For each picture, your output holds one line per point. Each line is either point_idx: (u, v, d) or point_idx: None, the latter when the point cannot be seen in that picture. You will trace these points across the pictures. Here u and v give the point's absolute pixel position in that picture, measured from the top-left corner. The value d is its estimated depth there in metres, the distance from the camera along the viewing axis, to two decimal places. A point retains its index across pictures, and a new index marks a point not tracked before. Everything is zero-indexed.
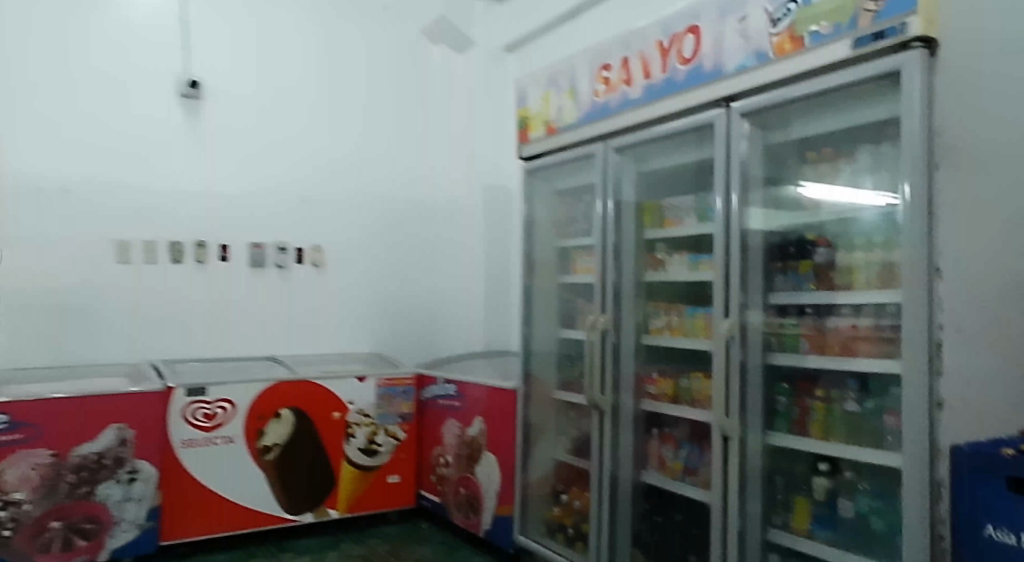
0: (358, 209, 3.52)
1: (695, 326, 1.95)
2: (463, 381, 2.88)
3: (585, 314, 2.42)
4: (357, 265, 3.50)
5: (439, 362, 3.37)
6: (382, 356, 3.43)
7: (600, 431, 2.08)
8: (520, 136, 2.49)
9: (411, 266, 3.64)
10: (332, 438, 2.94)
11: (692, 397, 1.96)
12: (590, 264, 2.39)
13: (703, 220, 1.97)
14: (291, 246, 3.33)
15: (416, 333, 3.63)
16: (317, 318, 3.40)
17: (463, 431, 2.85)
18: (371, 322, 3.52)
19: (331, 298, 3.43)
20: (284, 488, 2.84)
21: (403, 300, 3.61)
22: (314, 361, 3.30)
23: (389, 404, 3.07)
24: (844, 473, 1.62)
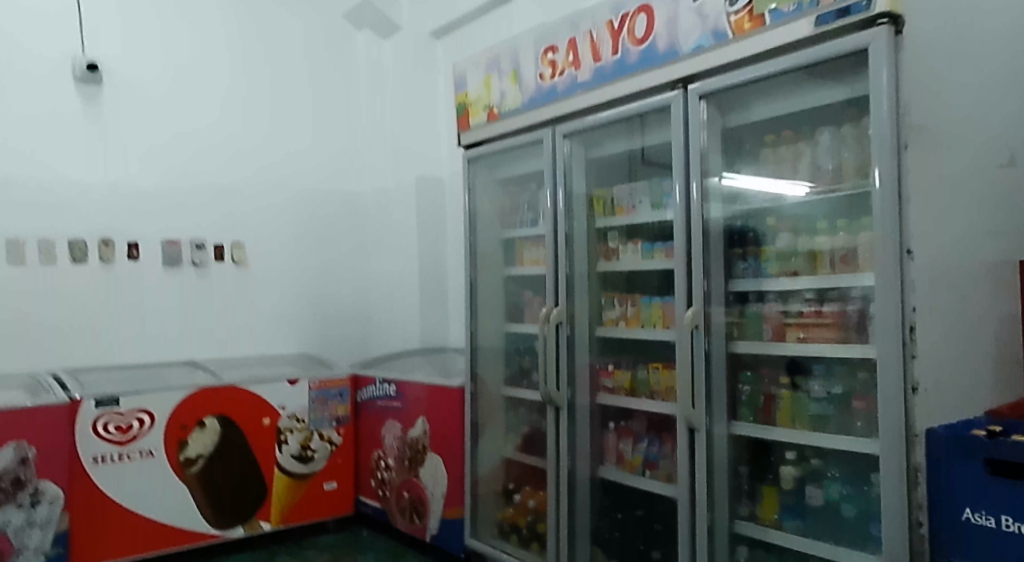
0: (281, 202, 3.30)
1: (652, 316, 1.91)
2: (402, 381, 2.75)
3: (533, 307, 2.34)
4: (282, 261, 3.29)
5: (374, 361, 3.22)
6: (313, 357, 3.25)
7: (556, 427, 2.01)
8: (459, 122, 2.36)
9: (341, 261, 3.46)
10: (262, 446, 2.75)
11: (650, 388, 1.91)
12: (537, 254, 2.30)
13: (658, 206, 1.92)
14: (209, 242, 3.10)
15: (348, 332, 3.46)
16: (240, 318, 3.18)
17: (405, 433, 2.72)
18: (299, 321, 3.33)
19: (255, 297, 3.22)
20: (211, 502, 2.63)
21: (334, 297, 3.43)
22: (239, 365, 3.09)
23: (323, 407, 2.90)
24: (810, 460, 1.60)
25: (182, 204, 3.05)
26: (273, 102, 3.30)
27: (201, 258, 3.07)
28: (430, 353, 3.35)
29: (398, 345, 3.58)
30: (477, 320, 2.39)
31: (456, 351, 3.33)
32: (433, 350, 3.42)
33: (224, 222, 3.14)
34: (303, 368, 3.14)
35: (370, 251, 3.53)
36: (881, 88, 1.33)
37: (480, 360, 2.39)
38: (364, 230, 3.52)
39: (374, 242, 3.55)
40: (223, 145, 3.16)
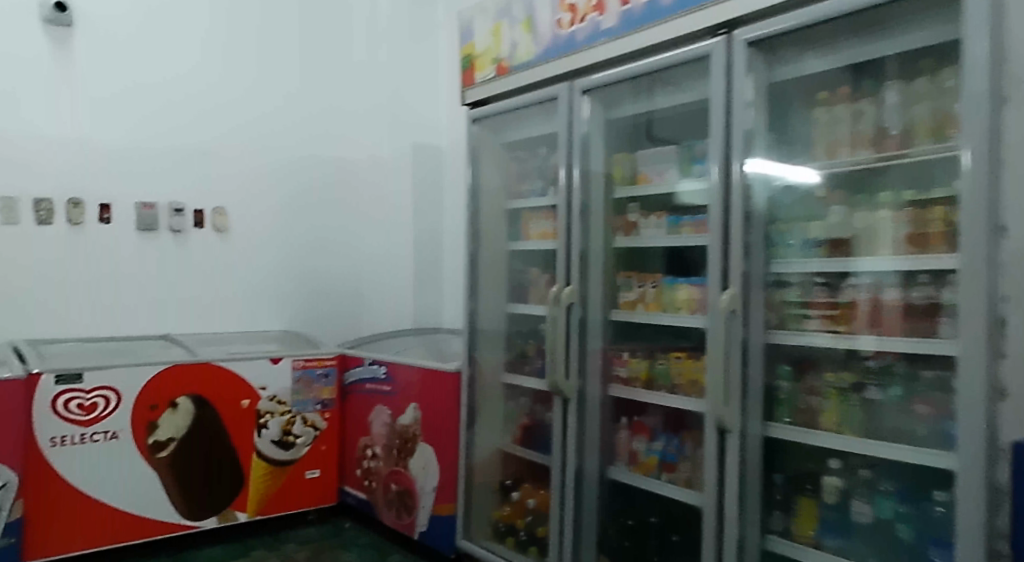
0: (269, 167, 3.07)
1: (676, 300, 1.68)
2: (394, 363, 2.53)
3: (539, 286, 2.11)
4: (269, 231, 3.06)
5: (364, 341, 3.00)
6: (300, 335, 3.03)
7: (563, 420, 1.80)
8: (464, 77, 2.12)
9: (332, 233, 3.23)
10: (239, 430, 2.53)
11: (671, 381, 1.69)
12: (546, 228, 2.07)
13: (687, 175, 1.69)
14: (189, 208, 2.87)
15: (338, 308, 3.24)
16: (222, 291, 2.95)
17: (394, 420, 2.51)
18: (286, 296, 3.11)
19: (239, 268, 2.99)
20: (182, 490, 2.42)
21: (324, 271, 3.20)
22: (219, 343, 2.86)
23: (307, 389, 2.68)
24: (859, 470, 1.36)
25: (158, 165, 2.81)
26: (262, 58, 3.05)
27: (180, 224, 2.84)
28: (425, 334, 3.13)
29: (392, 324, 3.35)
30: (479, 300, 2.16)
31: (452, 333, 3.11)
32: (428, 330, 3.19)
33: (205, 187, 2.91)
34: (287, 347, 2.91)
35: (363, 223, 3.30)
36: (979, 30, 1.09)
37: (480, 343, 2.16)
38: (358, 200, 3.29)
39: (368, 214, 3.31)
40: (204, 104, 2.91)
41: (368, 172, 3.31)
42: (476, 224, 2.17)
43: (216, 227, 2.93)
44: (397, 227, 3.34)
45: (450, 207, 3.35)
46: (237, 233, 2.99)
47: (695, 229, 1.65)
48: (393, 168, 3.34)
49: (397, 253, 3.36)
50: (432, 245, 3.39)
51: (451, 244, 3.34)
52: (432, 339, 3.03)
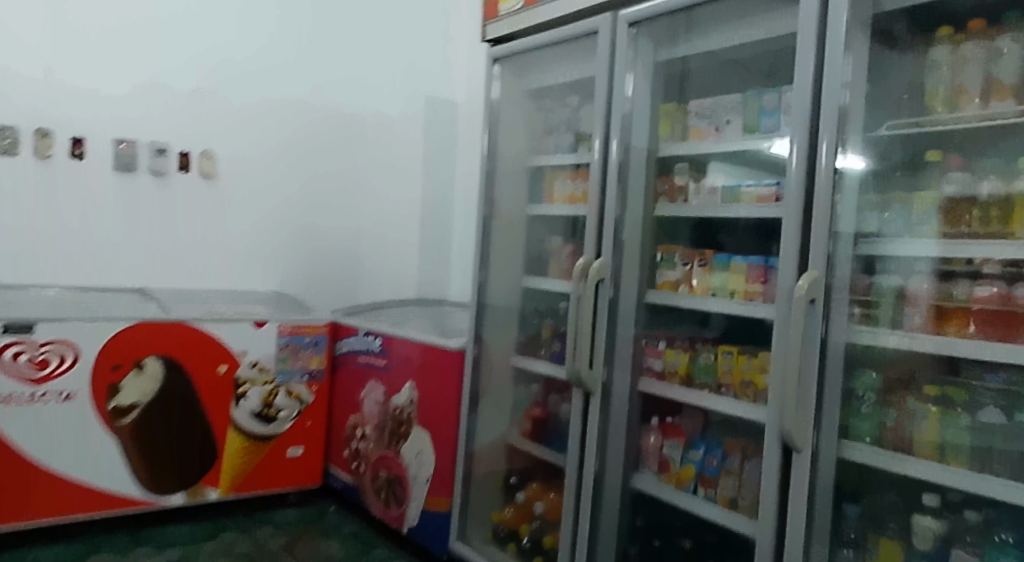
0: (267, 112, 2.77)
1: (730, 284, 1.39)
2: (391, 336, 2.26)
3: (562, 259, 1.82)
4: (262, 182, 2.78)
5: (360, 309, 2.73)
6: (291, 299, 2.75)
7: (583, 416, 1.52)
8: (487, 9, 1.81)
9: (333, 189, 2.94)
10: (213, 399, 2.27)
11: (718, 381, 1.41)
12: (574, 190, 1.77)
13: (752, 132, 1.38)
14: (173, 149, 2.59)
15: (334, 272, 2.96)
16: (206, 244, 2.68)
17: (388, 399, 2.26)
18: (277, 255, 2.83)
19: (226, 221, 2.71)
20: (146, 462, 2.16)
21: (321, 229, 2.92)
22: (200, 303, 2.59)
23: (294, 358, 2.41)
24: (965, 513, 1.08)
25: (139, 100, 2.52)
26: None
27: (162, 166, 2.56)
28: (427, 307, 2.85)
29: (392, 294, 3.07)
30: (491, 269, 1.87)
31: (458, 306, 2.84)
32: (431, 302, 2.92)
33: (192, 129, 2.62)
34: (276, 311, 2.64)
35: (367, 179, 3.00)
36: None
37: (491, 318, 1.87)
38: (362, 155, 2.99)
39: (372, 170, 3.01)
40: (193, 36, 2.61)
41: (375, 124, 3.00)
42: (495, 180, 1.86)
43: (203, 171, 2.65)
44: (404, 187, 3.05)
45: (463, 168, 3.05)
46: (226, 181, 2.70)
47: (757, 196, 1.34)
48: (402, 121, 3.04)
49: (402, 216, 3.06)
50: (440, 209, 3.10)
51: (462, 210, 3.05)
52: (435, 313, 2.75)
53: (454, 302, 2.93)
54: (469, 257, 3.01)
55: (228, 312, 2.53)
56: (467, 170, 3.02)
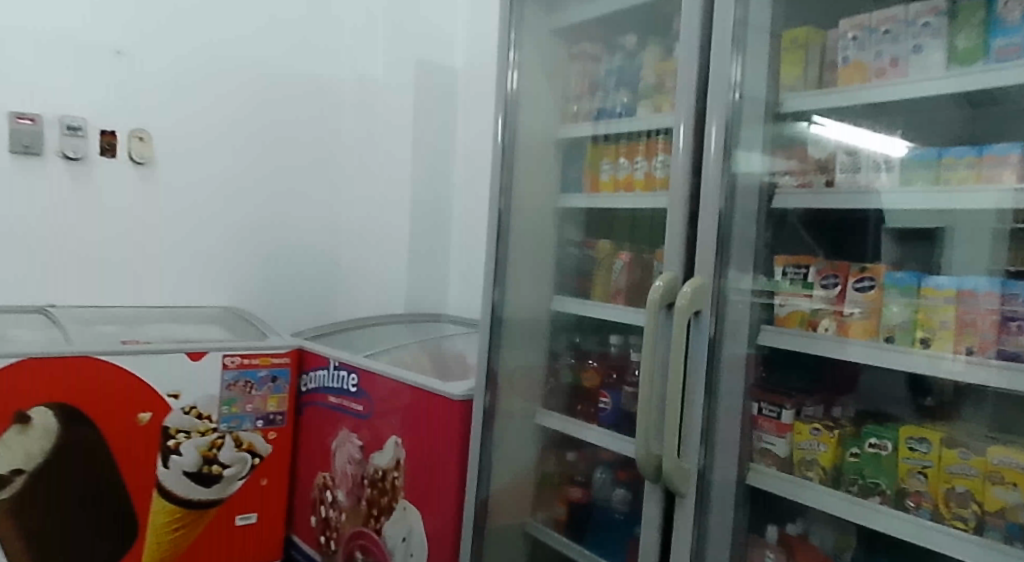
0: (220, 82, 2.20)
1: (920, 324, 0.96)
2: (369, 373, 1.71)
3: (613, 273, 1.26)
4: (213, 171, 2.21)
5: (332, 330, 2.18)
6: (248, 316, 2.18)
7: (661, 530, 0.97)
8: None
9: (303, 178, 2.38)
10: (133, 458, 1.71)
11: (900, 484, 0.96)
12: (632, 173, 1.21)
13: (967, 64, 0.90)
14: (92, 127, 2.02)
15: (303, 281, 2.40)
16: (137, 248, 2.11)
17: (365, 458, 1.70)
18: (232, 262, 2.26)
19: (162, 219, 2.14)
20: (35, 546, 1.60)
21: (289, 228, 2.36)
22: (126, 325, 2.01)
23: (245, 399, 1.86)
24: None
25: (45, 63, 1.95)
26: None
27: (77, 148, 1.99)
28: (420, 326, 2.30)
29: (376, 308, 2.51)
30: (510, 287, 1.30)
31: (460, 324, 2.30)
32: (424, 318, 2.38)
33: (118, 101, 2.05)
34: (227, 335, 2.08)
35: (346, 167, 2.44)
36: None
37: (512, 359, 1.31)
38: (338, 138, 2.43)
39: (352, 157, 2.45)
40: None
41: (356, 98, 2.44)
42: (515, 159, 1.28)
43: (132, 156, 2.08)
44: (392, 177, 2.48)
45: (465, 154, 2.51)
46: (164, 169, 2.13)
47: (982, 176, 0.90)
48: (391, 95, 2.48)
49: (389, 212, 2.50)
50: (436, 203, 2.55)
51: (465, 205, 2.50)
52: (429, 335, 2.20)
53: (453, 318, 2.39)
54: (473, 261, 2.46)
55: (162, 338, 1.97)
56: (472, 157, 2.48)
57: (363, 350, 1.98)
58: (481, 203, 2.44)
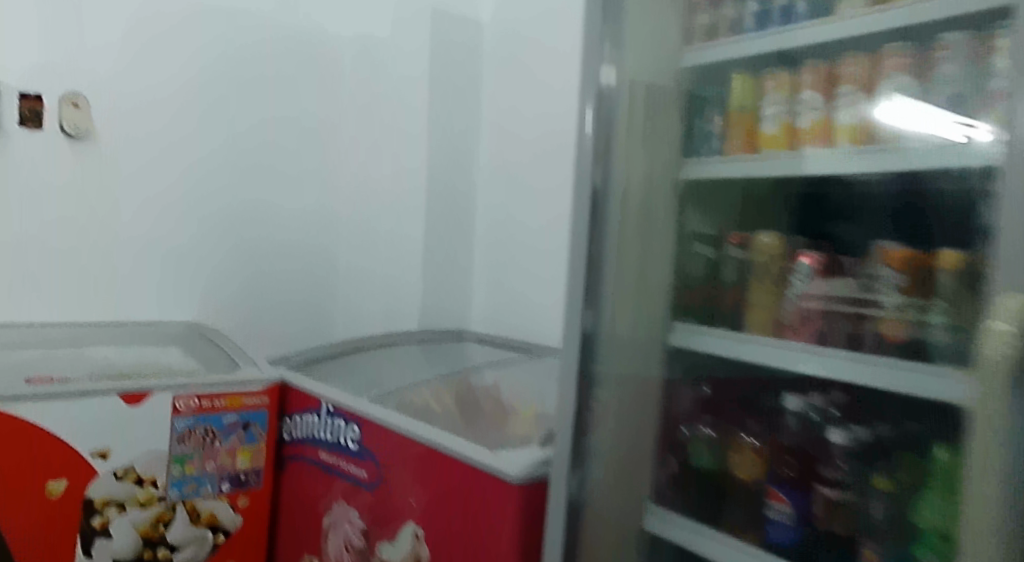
0: (182, 32, 1.70)
1: None
2: (372, 424, 1.20)
3: (788, 288, 0.87)
4: (175, 148, 1.71)
5: (328, 356, 1.69)
6: (216, 338, 1.68)
7: None
8: None
9: (291, 159, 1.89)
10: (42, 544, 1.23)
11: None
12: (828, 114, 0.83)
13: None
14: (9, 88, 1.51)
15: (291, 290, 1.90)
16: (71, 250, 1.61)
17: (369, 547, 1.19)
18: (207, 269, 1.77)
19: (107, 210, 1.64)
20: None
21: (272, 223, 1.87)
22: (55, 351, 1.52)
23: (203, 456, 1.36)
24: None
25: None
26: None
27: None
28: (438, 348, 1.81)
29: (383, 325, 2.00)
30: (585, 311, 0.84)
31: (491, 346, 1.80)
32: (444, 338, 1.88)
33: (41, 54, 1.54)
34: (187, 363, 1.58)
35: (347, 144, 1.95)
36: None
37: (594, 425, 0.85)
38: (339, 110, 1.95)
39: (354, 133, 1.96)
40: None
41: (358, 62, 1.95)
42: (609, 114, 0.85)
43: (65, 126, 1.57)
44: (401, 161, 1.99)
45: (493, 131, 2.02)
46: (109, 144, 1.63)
47: None
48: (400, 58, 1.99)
49: (398, 205, 2.00)
50: (457, 193, 2.06)
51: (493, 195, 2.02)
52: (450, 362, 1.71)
53: (481, 336, 1.89)
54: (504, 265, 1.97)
55: (97, 370, 1.47)
56: (503, 134, 1.99)
57: (364, 389, 1.49)
58: (515, 191, 1.95)
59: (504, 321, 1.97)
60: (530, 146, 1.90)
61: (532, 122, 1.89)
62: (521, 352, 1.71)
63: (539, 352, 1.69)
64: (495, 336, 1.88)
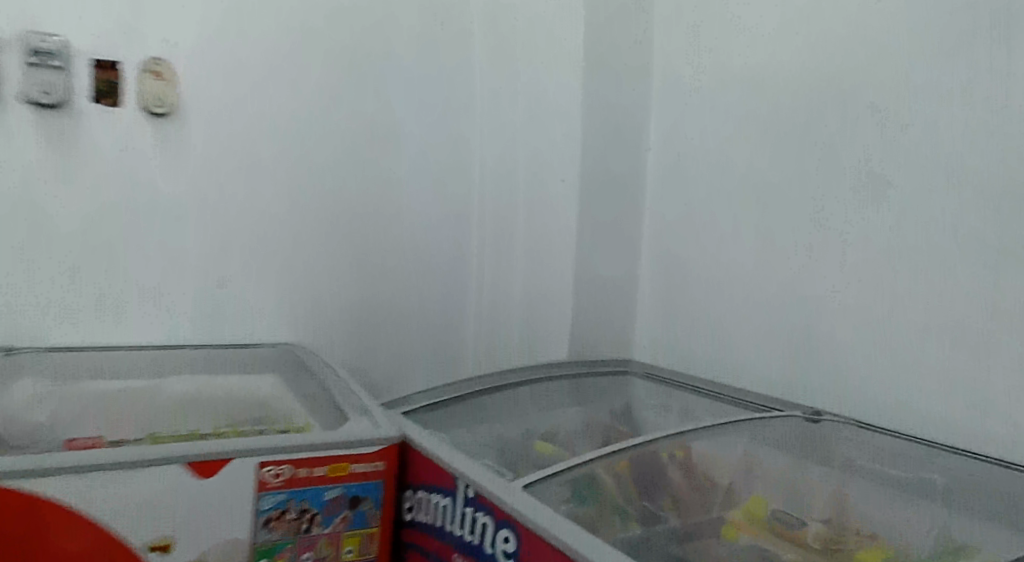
0: (296, 15, 1.53)
1: None
2: (531, 532, 0.82)
3: None
4: (278, 142, 1.52)
5: (458, 402, 1.33)
6: (313, 363, 1.41)
7: None
8: None
9: (412, 160, 1.70)
10: None
11: None
12: None
13: None
14: (79, 55, 1.31)
15: (414, 308, 1.73)
16: (144, 252, 1.41)
17: None
18: (314, 288, 1.59)
19: (193, 208, 1.44)
20: None
21: (388, 235, 1.68)
22: (136, 381, 1.29)
23: (298, 546, 0.99)
24: None
25: None
26: None
27: (53, 87, 1.27)
28: (591, 392, 1.43)
29: (519, 343, 1.79)
30: None
31: (659, 394, 1.41)
32: (597, 372, 1.50)
33: (131, 24, 1.35)
34: (275, 418, 1.22)
35: (477, 145, 1.80)
36: None
37: None
38: (469, 106, 1.78)
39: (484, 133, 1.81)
40: None
41: (490, 56, 1.78)
42: None
43: (147, 104, 1.37)
44: (546, 154, 1.69)
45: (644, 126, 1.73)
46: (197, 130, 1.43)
47: None
48: (547, 41, 1.71)
49: (541, 207, 1.74)
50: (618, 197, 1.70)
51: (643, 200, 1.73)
52: (615, 422, 1.33)
53: (645, 372, 1.50)
54: (660, 281, 1.69)
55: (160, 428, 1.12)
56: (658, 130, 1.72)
57: (508, 460, 1.12)
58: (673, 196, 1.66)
59: (655, 348, 1.69)
60: (693, 143, 1.62)
61: (693, 117, 1.62)
62: (708, 405, 1.30)
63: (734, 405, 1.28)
64: (662, 370, 1.50)
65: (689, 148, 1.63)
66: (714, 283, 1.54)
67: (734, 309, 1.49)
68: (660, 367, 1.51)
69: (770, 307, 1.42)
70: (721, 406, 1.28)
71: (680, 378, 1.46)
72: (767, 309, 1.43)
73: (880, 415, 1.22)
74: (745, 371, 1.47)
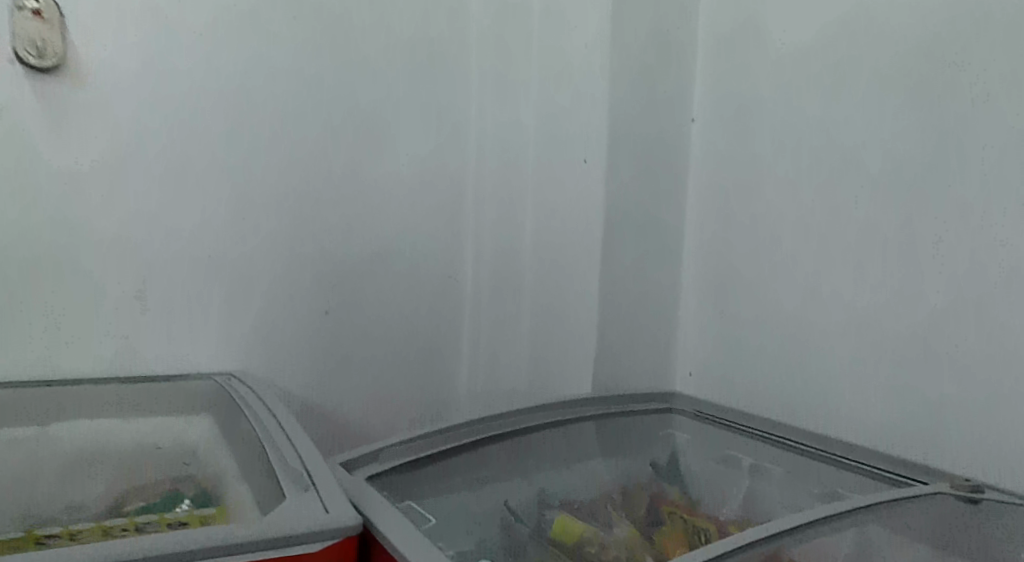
0: None
1: None
2: None
3: None
4: (219, 115, 1.19)
5: (446, 460, 0.97)
6: (250, 402, 1.06)
7: None
8: None
9: (399, 142, 1.38)
10: None
11: None
12: None
13: None
14: None
15: (392, 328, 1.38)
16: (28, 255, 1.08)
17: None
18: (275, 307, 1.26)
19: (101, 198, 1.12)
20: None
21: (370, 242, 1.35)
22: (20, 433, 0.95)
23: None
24: None
25: None
26: None
27: None
28: (623, 440, 1.09)
29: (529, 367, 1.44)
30: None
31: (713, 444, 1.07)
32: (629, 411, 1.15)
33: None
34: (199, 491, 0.89)
35: (474, 123, 1.48)
36: None
37: None
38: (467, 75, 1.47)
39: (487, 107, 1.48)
40: None
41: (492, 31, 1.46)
42: None
43: (23, 54, 1.04)
44: (564, 135, 1.38)
45: (683, 98, 1.43)
46: (108, 97, 1.11)
47: None
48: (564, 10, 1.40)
49: (558, 195, 1.40)
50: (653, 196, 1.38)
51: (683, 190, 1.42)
52: (665, 485, 0.99)
53: (691, 410, 1.16)
54: (705, 288, 1.40)
55: (30, 521, 0.80)
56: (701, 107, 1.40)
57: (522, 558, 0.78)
58: (725, 186, 1.36)
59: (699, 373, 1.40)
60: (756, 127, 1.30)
61: (746, 87, 1.33)
62: (787, 469, 0.96)
63: (825, 471, 0.95)
64: (713, 408, 1.15)
65: (744, 125, 1.33)
66: (779, 294, 1.25)
67: (808, 327, 1.20)
68: (709, 403, 1.17)
69: (860, 324, 1.13)
70: (806, 473, 0.95)
71: (738, 419, 1.12)
72: (857, 325, 1.13)
73: (1011, 472, 0.93)
74: (822, 404, 1.18)
